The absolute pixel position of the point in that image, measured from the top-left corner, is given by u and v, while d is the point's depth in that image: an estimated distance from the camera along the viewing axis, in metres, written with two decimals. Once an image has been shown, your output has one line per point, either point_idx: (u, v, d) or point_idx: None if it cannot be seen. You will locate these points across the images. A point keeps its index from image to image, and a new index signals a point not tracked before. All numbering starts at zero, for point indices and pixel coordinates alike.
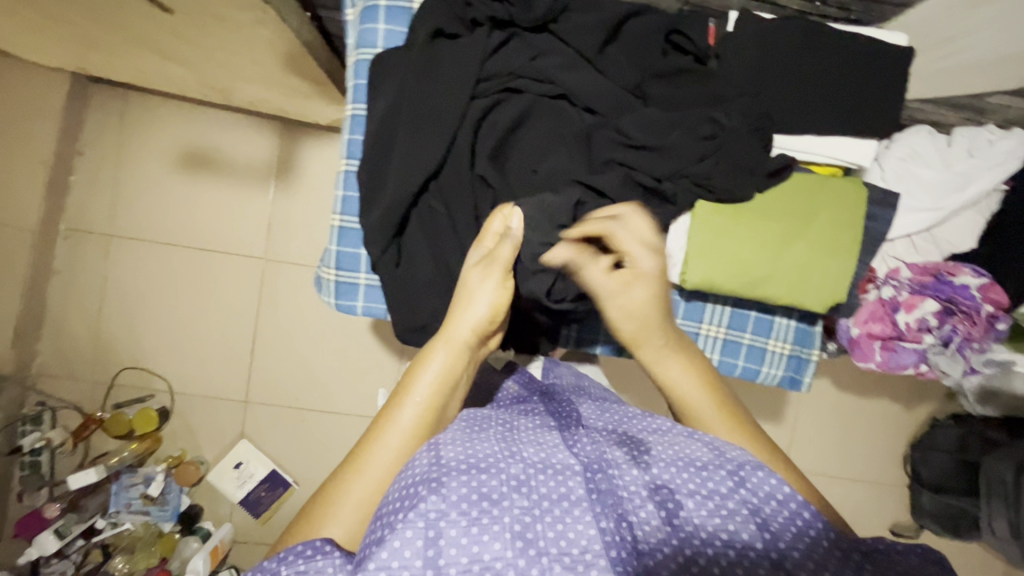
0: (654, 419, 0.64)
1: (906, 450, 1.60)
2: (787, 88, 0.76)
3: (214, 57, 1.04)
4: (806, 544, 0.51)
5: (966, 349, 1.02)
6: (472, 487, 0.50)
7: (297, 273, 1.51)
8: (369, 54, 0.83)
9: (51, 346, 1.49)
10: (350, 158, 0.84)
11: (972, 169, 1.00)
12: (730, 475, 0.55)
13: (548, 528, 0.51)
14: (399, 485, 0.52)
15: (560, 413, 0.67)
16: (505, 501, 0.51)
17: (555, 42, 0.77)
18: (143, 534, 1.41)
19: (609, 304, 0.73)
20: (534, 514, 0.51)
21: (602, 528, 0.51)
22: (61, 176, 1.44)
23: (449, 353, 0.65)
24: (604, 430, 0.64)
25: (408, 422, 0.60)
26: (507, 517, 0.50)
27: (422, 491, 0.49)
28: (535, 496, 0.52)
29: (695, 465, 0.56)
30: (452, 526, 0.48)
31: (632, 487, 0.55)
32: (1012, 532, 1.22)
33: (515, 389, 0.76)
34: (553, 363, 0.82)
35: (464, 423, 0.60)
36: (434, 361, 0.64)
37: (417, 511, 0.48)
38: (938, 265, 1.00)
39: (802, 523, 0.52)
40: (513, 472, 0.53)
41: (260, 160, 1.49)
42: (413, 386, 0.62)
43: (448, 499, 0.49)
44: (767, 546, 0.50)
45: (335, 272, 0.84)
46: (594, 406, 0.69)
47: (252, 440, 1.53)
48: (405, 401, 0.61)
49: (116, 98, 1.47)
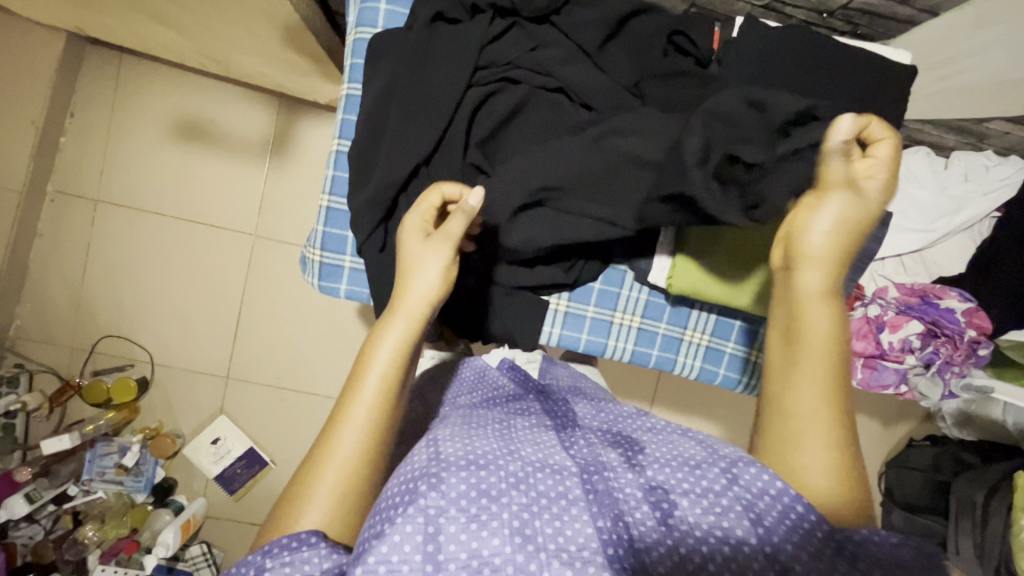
0: (650, 417, 0.65)
1: (881, 467, 1.61)
2: (786, 98, 0.74)
3: (212, 26, 1.02)
4: (801, 536, 0.49)
5: (947, 372, 1.02)
6: (472, 484, 0.49)
7: (286, 252, 1.49)
8: (368, 34, 0.82)
9: (32, 309, 1.48)
10: (343, 138, 0.83)
11: (966, 194, 1.01)
12: (723, 472, 0.52)
13: (546, 525, 0.49)
14: (398, 481, 0.50)
15: (556, 415, 0.66)
16: (504, 498, 0.49)
17: (556, 34, 0.76)
18: (114, 504, 1.43)
19: (831, 193, 0.61)
20: (533, 510, 0.49)
21: (599, 527, 0.49)
22: (51, 138, 1.42)
23: (404, 326, 0.61)
24: (598, 433, 0.63)
25: (371, 394, 0.57)
26: (506, 513, 0.48)
27: (422, 486, 0.48)
28: (533, 494, 0.50)
29: (689, 464, 0.54)
30: (452, 522, 0.46)
31: (628, 489, 0.53)
32: (976, 553, 1.23)
33: (511, 386, 0.73)
34: (550, 363, 0.85)
35: (461, 424, 0.59)
36: (388, 330, 0.60)
37: (416, 506, 0.46)
38: (926, 288, 1.02)
39: (795, 517, 0.49)
40: (511, 470, 0.52)
41: (255, 134, 1.47)
42: (372, 356, 0.59)
43: (448, 495, 0.47)
44: (760, 541, 0.48)
45: (320, 253, 0.82)
46: (591, 408, 0.70)
47: (231, 416, 1.52)
48: (365, 374, 0.58)
49: (111, 61, 1.44)
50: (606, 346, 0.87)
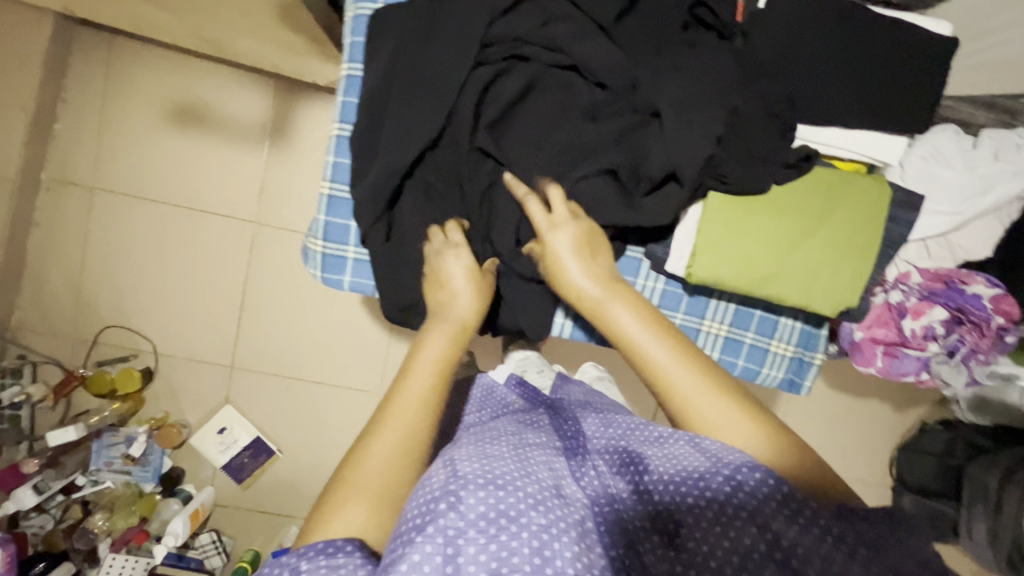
0: (653, 426, 0.60)
1: (894, 452, 1.60)
2: (814, 74, 0.70)
3: (205, 5, 0.97)
4: (812, 537, 0.46)
5: (972, 360, 0.99)
6: (490, 504, 0.47)
7: (287, 239, 1.46)
8: (368, 10, 0.77)
9: (31, 299, 1.46)
10: (344, 122, 0.78)
11: (995, 174, 0.96)
12: (728, 479, 0.50)
13: (568, 547, 0.46)
14: (416, 502, 0.49)
15: (565, 429, 0.64)
16: (523, 517, 0.47)
17: (568, 5, 0.71)
18: (123, 494, 1.43)
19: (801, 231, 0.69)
20: (550, 530, 0.47)
21: (611, 555, 0.48)
22: (43, 124, 1.38)
23: (447, 335, 0.65)
24: (607, 447, 0.61)
25: (420, 387, 0.59)
26: (525, 532, 0.46)
27: (441, 506, 0.47)
28: (553, 514, 0.48)
29: (694, 475, 0.52)
30: (471, 543, 0.45)
31: (635, 515, 0.52)
32: (990, 537, 1.21)
33: (520, 403, 0.73)
34: (563, 380, 0.82)
35: (474, 443, 0.58)
36: (431, 343, 0.63)
37: (435, 526, 0.45)
38: (949, 273, 0.98)
39: (806, 521, 0.47)
40: (530, 490, 0.49)
41: (253, 118, 1.42)
42: (417, 360, 0.61)
43: (466, 516, 0.46)
44: (769, 548, 0.46)
45: (323, 243, 0.79)
46: (598, 422, 0.65)
47: (236, 406, 1.51)
48: (406, 382, 0.59)
49: (103, 43, 1.39)
50: None
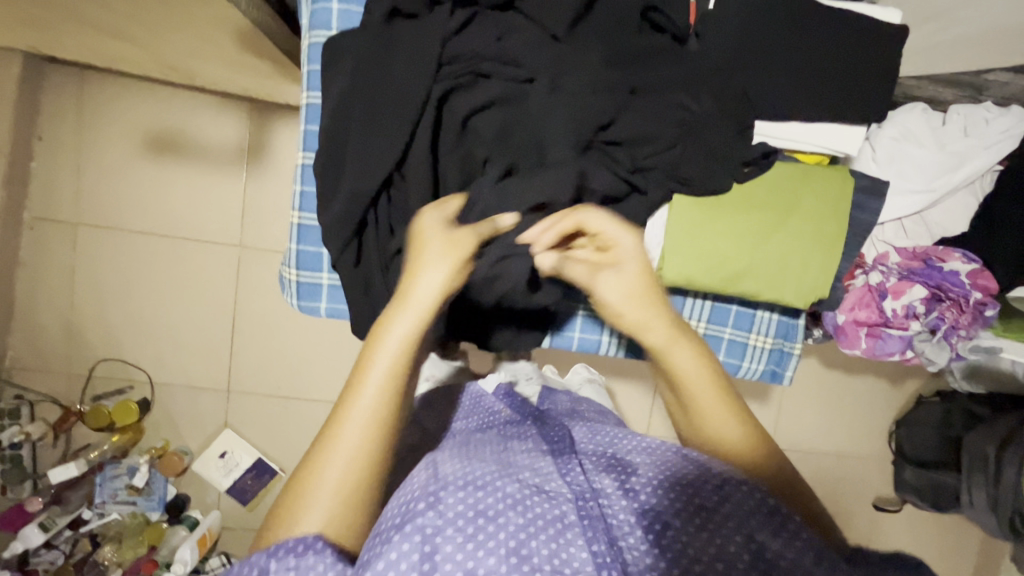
0: (639, 436, 0.64)
1: (892, 427, 1.61)
2: (768, 69, 0.71)
3: (166, 38, 0.97)
4: (794, 550, 0.49)
5: (953, 336, 1.00)
6: (468, 504, 0.49)
7: (273, 260, 1.46)
8: (322, 37, 0.77)
9: (24, 339, 1.46)
10: (307, 151, 0.79)
11: (965, 149, 0.96)
12: (715, 490, 0.54)
13: (543, 545, 0.49)
14: (395, 505, 0.51)
15: (552, 435, 0.66)
16: (501, 518, 0.49)
17: (522, 20, 0.72)
18: (130, 524, 1.42)
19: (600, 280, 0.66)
20: (529, 530, 0.49)
21: (595, 551, 0.49)
22: (20, 164, 1.38)
23: (414, 320, 0.57)
24: (594, 455, 0.63)
25: (374, 390, 0.54)
26: (502, 532, 0.48)
27: (420, 506, 0.49)
28: (530, 515, 0.50)
29: (681, 482, 0.55)
30: (448, 541, 0.47)
31: (622, 515, 0.54)
32: (990, 505, 1.23)
33: (507, 412, 0.74)
34: (551, 391, 0.87)
35: (457, 452, 0.60)
36: (395, 324, 0.56)
37: (413, 525, 0.47)
38: (927, 251, 0.99)
39: (790, 535, 0.50)
40: (509, 490, 0.51)
41: (229, 143, 1.42)
42: (377, 350, 0.55)
43: (444, 515, 0.48)
44: (754, 559, 0.49)
45: (296, 272, 0.79)
46: (586, 428, 0.69)
47: (235, 429, 1.52)
48: (362, 386, 0.55)
49: (73, 78, 1.39)
50: (601, 342, 0.85)
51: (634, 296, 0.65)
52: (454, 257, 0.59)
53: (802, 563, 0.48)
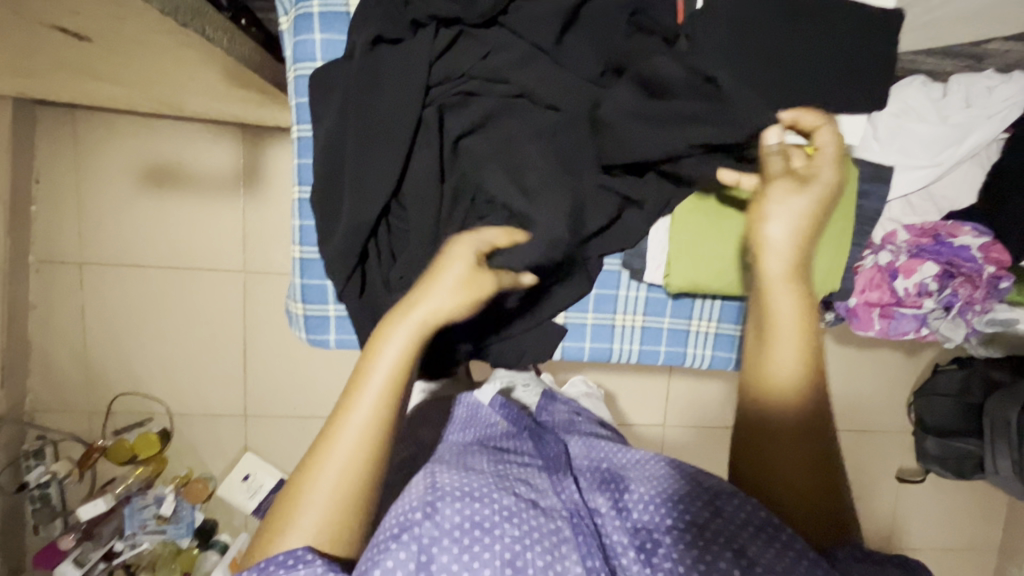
0: (631, 452, 0.70)
1: (910, 398, 1.60)
2: (760, 65, 0.69)
3: (153, 76, 0.97)
4: (777, 554, 0.54)
5: (968, 312, 0.99)
6: (465, 515, 0.54)
7: (279, 282, 1.47)
8: (308, 69, 0.77)
9: (42, 381, 1.48)
10: (303, 185, 0.79)
11: (969, 121, 0.93)
12: (706, 504, 0.60)
13: (537, 557, 0.54)
14: (394, 513, 0.55)
15: (548, 449, 0.71)
16: (496, 530, 0.54)
17: (507, 35, 0.70)
18: (162, 553, 1.44)
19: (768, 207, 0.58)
20: (525, 542, 0.54)
21: (588, 566, 0.56)
22: (21, 208, 1.39)
23: (409, 338, 0.57)
24: (589, 470, 0.69)
25: (366, 415, 0.56)
26: (498, 545, 0.53)
27: (418, 515, 0.54)
28: (526, 527, 0.55)
29: (672, 500, 0.61)
30: (443, 551, 0.52)
31: (615, 534, 0.60)
32: (1017, 472, 1.23)
33: (503, 423, 0.75)
34: (550, 400, 0.90)
35: (456, 462, 0.63)
36: (391, 341, 0.57)
37: (410, 534, 0.52)
38: (937, 226, 0.97)
39: (781, 544, 0.54)
40: (505, 503, 0.56)
41: (225, 170, 1.42)
42: (369, 372, 0.56)
43: (441, 526, 0.53)
44: (744, 570, 0.54)
45: (303, 306, 0.80)
46: (581, 442, 0.74)
47: (257, 452, 1.53)
48: (353, 408, 0.56)
49: (64, 119, 1.39)
50: (612, 350, 0.85)
51: (799, 226, 0.58)
52: (459, 279, 0.58)
53: (791, 569, 0.53)
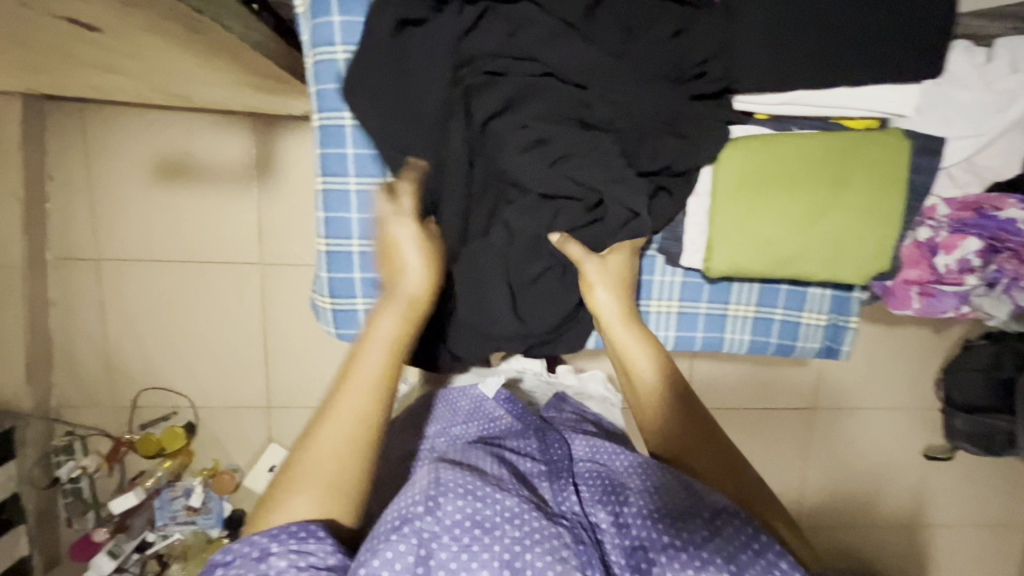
0: (631, 456, 0.75)
1: (937, 375, 1.56)
2: (796, 38, 0.67)
3: (162, 66, 0.94)
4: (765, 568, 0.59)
5: (1014, 287, 0.95)
6: (465, 514, 0.61)
7: (295, 273, 1.46)
8: (329, 53, 0.74)
9: (67, 377, 1.49)
10: (327, 175, 0.77)
11: (1015, 88, 0.87)
12: (706, 527, 0.63)
13: (536, 557, 0.59)
14: (397, 506, 0.62)
15: (552, 453, 0.76)
16: (496, 531, 0.60)
17: (533, 10, 0.67)
18: (193, 543, 1.45)
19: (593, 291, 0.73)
20: (523, 543, 0.60)
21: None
22: (37, 205, 1.38)
23: (398, 314, 0.66)
24: (591, 477, 0.73)
25: (367, 377, 0.64)
26: (496, 545, 0.59)
27: (421, 509, 0.60)
28: (525, 529, 0.61)
29: (672, 519, 0.65)
30: (442, 548, 0.58)
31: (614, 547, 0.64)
32: None
33: (508, 419, 0.84)
34: (557, 403, 0.93)
35: (463, 461, 0.69)
36: (382, 321, 0.66)
37: (411, 528, 0.59)
38: (980, 199, 0.94)
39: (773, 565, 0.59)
40: (507, 505, 0.62)
41: (236, 160, 1.40)
42: (369, 342, 0.65)
43: (441, 523, 0.60)
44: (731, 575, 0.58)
45: (331, 300, 0.80)
46: (585, 444, 0.78)
47: (281, 442, 1.54)
48: (357, 368, 0.64)
49: (73, 114, 1.37)
50: None
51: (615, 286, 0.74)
52: (427, 257, 0.68)
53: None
